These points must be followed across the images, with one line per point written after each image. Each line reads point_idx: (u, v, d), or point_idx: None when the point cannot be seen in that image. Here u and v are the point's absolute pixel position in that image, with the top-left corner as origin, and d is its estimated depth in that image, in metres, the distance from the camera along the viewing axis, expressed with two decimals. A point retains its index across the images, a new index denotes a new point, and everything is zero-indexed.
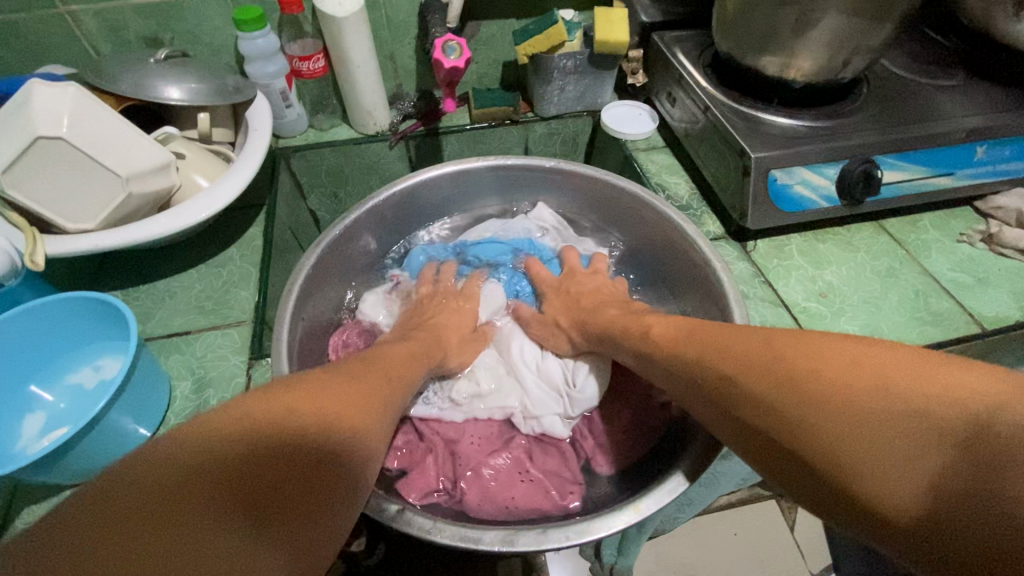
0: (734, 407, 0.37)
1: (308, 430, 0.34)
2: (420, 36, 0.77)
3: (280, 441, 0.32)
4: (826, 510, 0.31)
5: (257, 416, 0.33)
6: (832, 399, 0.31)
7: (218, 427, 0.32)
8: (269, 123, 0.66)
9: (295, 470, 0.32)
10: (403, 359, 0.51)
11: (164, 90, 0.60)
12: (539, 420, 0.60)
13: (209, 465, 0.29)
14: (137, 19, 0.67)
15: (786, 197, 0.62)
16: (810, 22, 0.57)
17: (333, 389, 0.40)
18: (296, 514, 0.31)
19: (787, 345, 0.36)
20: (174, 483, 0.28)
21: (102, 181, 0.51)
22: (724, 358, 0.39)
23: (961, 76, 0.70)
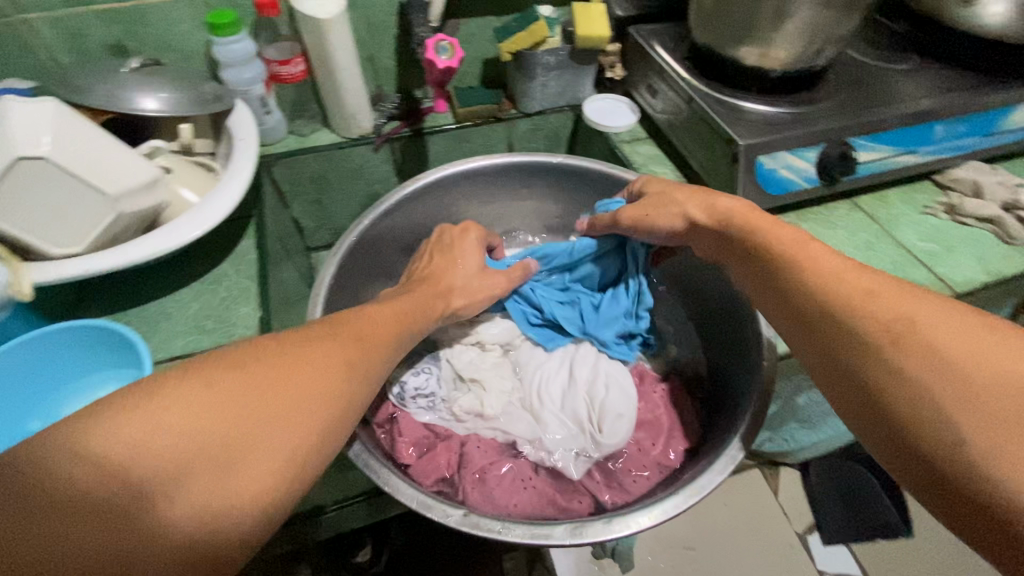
0: (856, 361, 0.37)
1: (242, 425, 0.31)
2: (400, 36, 0.76)
3: (204, 446, 0.29)
4: (922, 477, 0.33)
5: (191, 412, 0.30)
6: (995, 398, 0.31)
7: (135, 418, 0.29)
8: (254, 132, 0.64)
9: (208, 463, 0.29)
10: (394, 317, 0.46)
11: (140, 100, 0.57)
12: (549, 453, 0.55)
13: (138, 462, 0.27)
14: (98, 26, 0.63)
15: (772, 180, 0.65)
16: (786, 14, 0.60)
17: (286, 363, 0.35)
18: (209, 511, 0.29)
19: (948, 330, 0.35)
20: (66, 485, 0.26)
21: (87, 202, 0.48)
22: (882, 313, 0.37)
23: (915, 60, 0.75)
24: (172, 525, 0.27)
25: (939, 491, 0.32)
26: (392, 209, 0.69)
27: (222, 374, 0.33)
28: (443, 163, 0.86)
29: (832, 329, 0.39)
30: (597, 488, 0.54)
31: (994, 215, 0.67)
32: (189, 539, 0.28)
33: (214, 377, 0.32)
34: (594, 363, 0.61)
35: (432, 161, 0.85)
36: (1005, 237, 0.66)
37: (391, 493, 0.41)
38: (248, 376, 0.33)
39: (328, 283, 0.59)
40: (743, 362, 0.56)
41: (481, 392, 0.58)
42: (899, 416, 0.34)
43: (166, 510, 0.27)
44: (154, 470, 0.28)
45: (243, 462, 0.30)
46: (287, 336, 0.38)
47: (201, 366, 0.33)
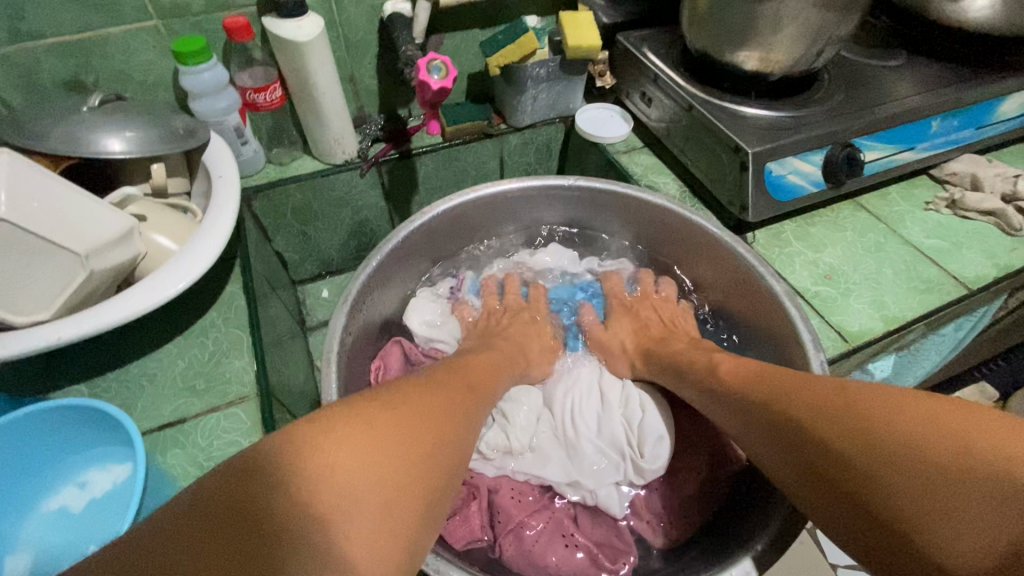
0: (762, 410, 0.44)
1: (399, 461, 0.33)
2: (381, 53, 0.72)
3: (388, 454, 0.33)
4: (821, 503, 0.38)
5: (375, 427, 0.34)
6: (864, 433, 0.36)
7: (320, 448, 0.31)
8: (234, 167, 0.59)
9: (389, 469, 0.32)
10: (479, 374, 0.48)
11: (104, 142, 0.52)
12: (592, 491, 0.51)
13: (340, 462, 0.30)
14: (52, 61, 0.58)
15: (781, 187, 0.63)
16: (786, 17, 0.58)
17: (420, 410, 0.38)
18: (376, 546, 0.29)
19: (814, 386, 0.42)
20: (267, 508, 0.27)
21: (53, 263, 0.43)
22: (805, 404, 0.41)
23: (903, 55, 0.75)
24: (347, 551, 0.28)
25: (872, 550, 0.34)
26: (402, 245, 0.64)
27: (376, 412, 0.35)
28: (432, 183, 0.82)
29: (764, 416, 0.44)
30: (645, 526, 0.52)
31: (995, 207, 0.67)
32: (363, 567, 0.28)
33: (372, 416, 0.34)
34: (624, 384, 0.57)
35: (422, 182, 0.81)
36: (1009, 229, 0.66)
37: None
38: (398, 415, 0.36)
39: (339, 337, 0.52)
40: None
41: (506, 424, 0.54)
42: (827, 481, 0.37)
43: (345, 531, 0.29)
44: (335, 498, 0.29)
45: (396, 500, 0.32)
46: (417, 386, 0.41)
47: (363, 401, 0.36)
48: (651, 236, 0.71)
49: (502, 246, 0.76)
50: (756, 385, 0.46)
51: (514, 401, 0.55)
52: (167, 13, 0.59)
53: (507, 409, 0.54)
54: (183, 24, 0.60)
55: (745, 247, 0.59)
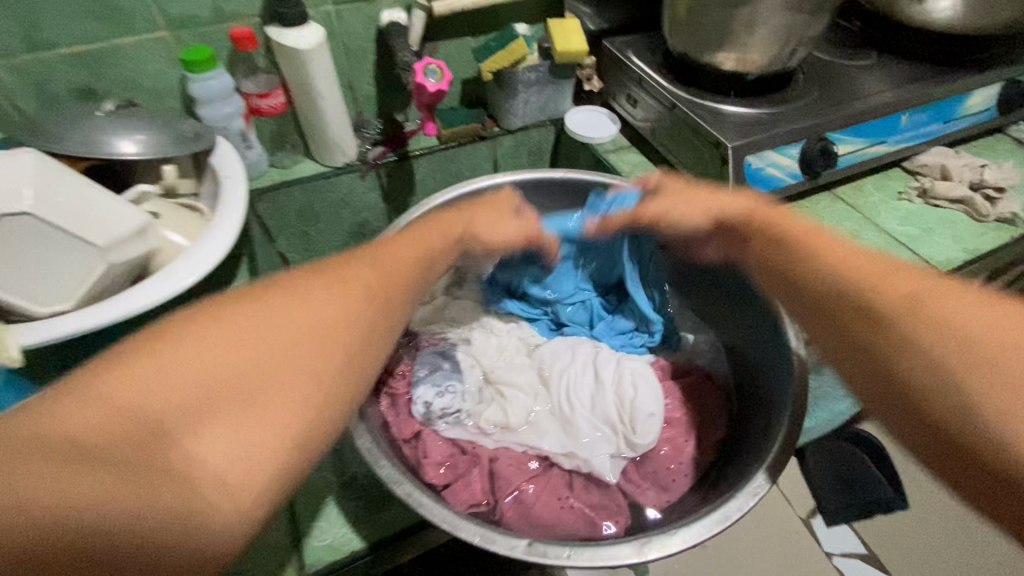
0: (830, 291, 0.38)
1: (263, 355, 0.27)
2: (379, 61, 0.75)
3: (286, 356, 0.28)
4: (881, 385, 0.33)
5: (275, 325, 0.29)
6: (975, 322, 0.31)
7: (145, 360, 0.25)
8: (239, 168, 0.62)
9: (281, 375, 0.27)
10: (409, 257, 0.40)
11: (117, 144, 0.54)
12: (586, 459, 0.54)
13: (216, 368, 0.26)
14: (66, 70, 0.61)
15: (760, 178, 0.67)
16: (759, 19, 0.62)
17: (302, 295, 0.31)
18: (249, 444, 0.25)
19: (911, 275, 0.36)
20: (80, 429, 0.23)
21: (75, 255, 0.46)
22: (892, 291, 0.35)
23: (874, 55, 0.80)
24: (200, 462, 0.24)
25: (938, 455, 0.30)
26: None
27: (231, 310, 0.29)
28: (429, 185, 0.85)
29: (835, 292, 0.38)
30: (637, 490, 0.53)
31: (964, 195, 0.71)
32: (229, 475, 0.24)
33: (229, 312, 0.29)
34: (617, 363, 0.60)
35: (419, 183, 0.84)
36: (977, 216, 0.70)
37: (451, 531, 0.38)
38: (265, 306, 0.30)
39: None
40: (759, 352, 0.57)
41: (504, 403, 0.57)
42: (897, 363, 0.32)
43: (213, 442, 0.24)
44: (175, 406, 0.24)
45: (266, 393, 0.27)
46: (305, 271, 0.34)
47: (218, 302, 0.29)
48: None
49: None
50: (821, 267, 0.40)
51: (512, 381, 0.59)
52: (176, 26, 0.62)
53: (504, 389, 0.58)
54: (191, 35, 0.64)
55: None
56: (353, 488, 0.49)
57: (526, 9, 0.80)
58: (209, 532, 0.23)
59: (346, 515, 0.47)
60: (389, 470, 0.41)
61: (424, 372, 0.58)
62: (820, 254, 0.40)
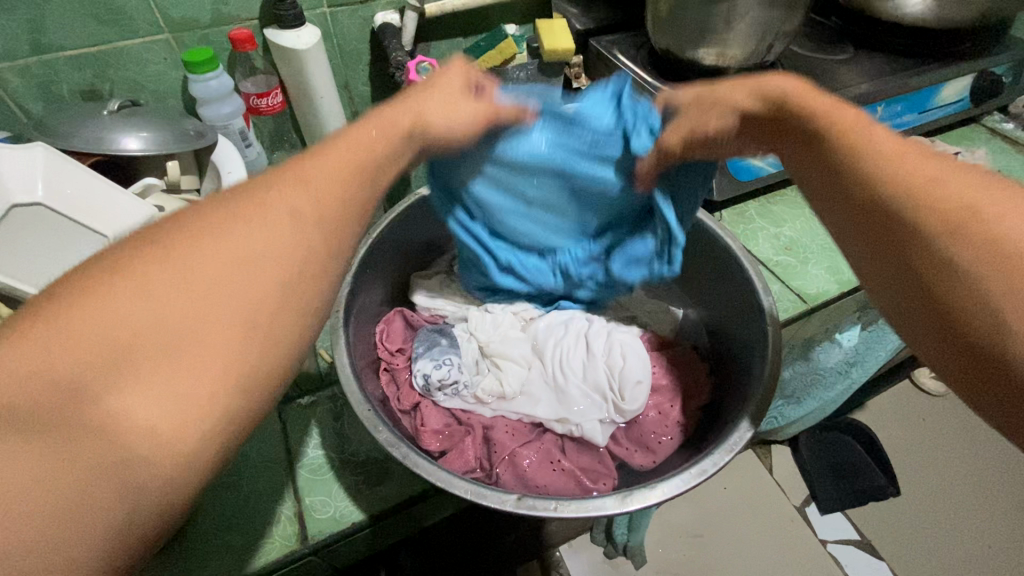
0: (869, 203, 0.36)
1: (169, 308, 0.27)
2: (374, 61, 0.78)
3: (195, 302, 0.28)
4: (922, 312, 0.34)
5: (179, 271, 0.29)
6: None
7: (51, 330, 0.26)
8: (240, 163, 0.64)
9: (192, 322, 0.28)
10: (323, 171, 0.36)
11: (122, 141, 0.57)
12: (578, 425, 0.56)
13: (122, 326, 0.27)
14: (70, 71, 0.63)
15: (743, 168, 0.69)
16: (736, 15, 0.65)
17: (200, 240, 0.30)
18: (172, 393, 0.26)
19: (974, 187, 0.33)
20: (12, 405, 0.24)
21: (86, 246, 0.48)
22: (946, 200, 0.33)
23: (851, 50, 0.83)
24: (126, 420, 0.25)
25: (972, 372, 0.32)
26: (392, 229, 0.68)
27: (131, 263, 0.29)
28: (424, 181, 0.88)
29: (877, 205, 0.36)
30: (625, 453, 0.56)
31: None
32: (158, 429, 0.26)
33: (134, 264, 0.29)
34: (608, 334, 0.62)
35: (414, 179, 0.86)
36: None
37: (445, 487, 0.40)
38: (165, 259, 0.29)
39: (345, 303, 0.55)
40: (744, 323, 0.58)
41: (499, 373, 0.59)
42: (938, 297, 0.33)
43: (135, 395, 0.26)
44: (89, 365, 0.25)
45: (180, 349, 0.27)
46: (206, 210, 0.32)
47: (122, 257, 0.29)
48: None
49: None
50: (877, 164, 0.36)
51: (508, 353, 0.60)
52: (178, 28, 0.65)
53: (499, 361, 0.60)
54: (192, 37, 0.66)
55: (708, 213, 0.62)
56: (350, 463, 0.52)
57: (515, 11, 0.83)
58: (154, 476, 0.25)
59: (345, 490, 0.50)
60: (385, 436, 0.43)
61: (422, 348, 0.61)
62: (886, 152, 0.37)
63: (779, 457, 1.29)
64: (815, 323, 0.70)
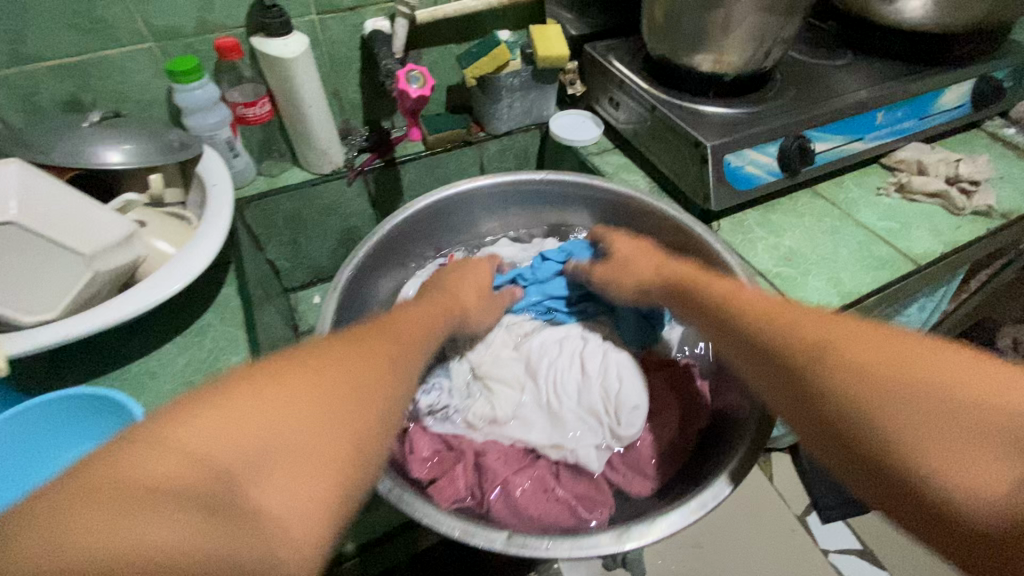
0: (765, 353, 0.39)
1: (314, 410, 0.30)
2: (364, 69, 0.77)
3: (338, 412, 0.32)
4: (838, 454, 0.34)
5: (322, 384, 0.32)
6: (900, 388, 0.32)
7: (212, 412, 0.27)
8: (226, 176, 0.62)
9: (336, 428, 0.31)
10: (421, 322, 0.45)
11: (103, 154, 0.55)
12: (572, 451, 0.54)
13: (286, 422, 0.29)
14: (52, 82, 0.62)
15: (740, 176, 0.68)
16: (735, 20, 0.64)
17: (344, 358, 0.35)
18: (309, 494, 0.28)
19: (841, 334, 0.36)
20: (167, 479, 0.24)
21: (60, 263, 0.46)
22: (807, 349, 0.37)
23: (850, 55, 0.81)
24: (271, 513, 0.26)
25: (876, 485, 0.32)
26: (384, 241, 0.68)
27: (285, 369, 0.32)
28: (417, 190, 0.86)
29: (773, 356, 0.39)
30: (622, 479, 0.55)
31: (940, 189, 0.72)
32: (290, 526, 0.27)
33: (286, 369, 0.32)
34: (603, 355, 0.60)
35: (407, 189, 0.85)
36: (953, 209, 0.72)
37: (431, 525, 0.39)
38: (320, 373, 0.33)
39: (328, 323, 0.56)
40: None
41: (490, 396, 0.58)
42: (845, 434, 0.33)
43: (282, 493, 0.27)
44: (248, 457, 0.27)
45: (320, 452, 0.29)
46: (336, 335, 0.37)
47: (274, 362, 0.32)
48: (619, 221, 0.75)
49: (485, 235, 0.80)
50: (756, 318, 0.42)
51: (500, 375, 0.59)
52: (161, 37, 0.63)
53: (491, 382, 0.59)
54: (176, 46, 0.65)
55: (702, 226, 0.63)
56: None
57: (509, 17, 0.82)
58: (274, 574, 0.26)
59: None
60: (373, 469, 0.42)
61: None
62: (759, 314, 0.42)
63: (779, 465, 1.28)
64: None
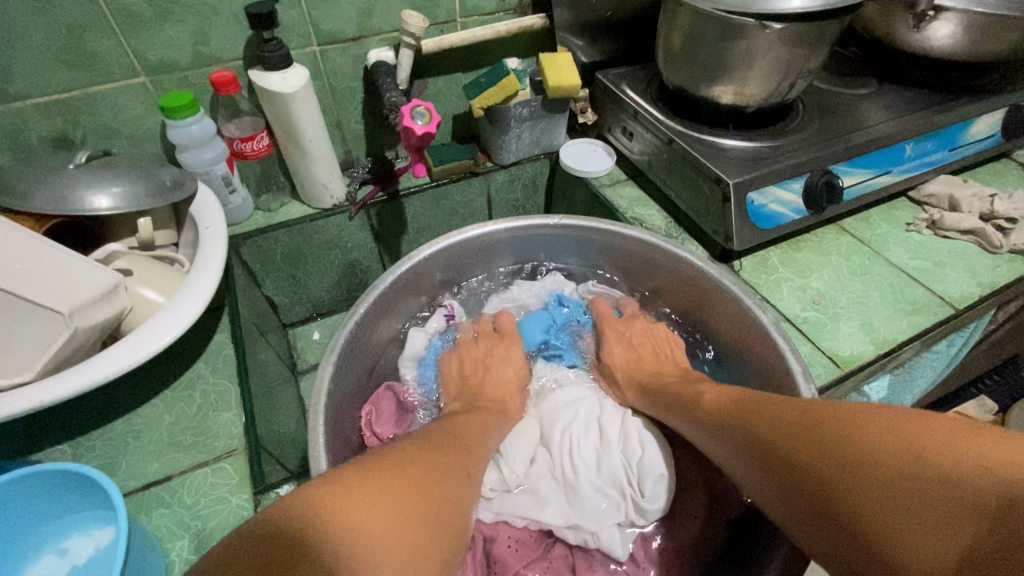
0: (741, 434, 0.46)
1: (426, 490, 0.39)
2: (367, 99, 0.74)
3: (437, 500, 0.40)
4: (816, 527, 0.38)
5: (429, 475, 0.41)
6: (843, 453, 0.37)
7: (376, 477, 0.37)
8: (221, 216, 0.59)
9: (434, 514, 0.39)
10: (471, 427, 0.52)
11: (89, 198, 0.52)
12: (593, 534, 0.50)
13: (415, 496, 0.38)
14: (39, 119, 0.59)
15: (764, 215, 0.64)
16: (758, 52, 0.60)
17: (442, 456, 0.45)
18: (409, 566, 0.34)
19: (799, 415, 0.42)
20: (351, 515, 0.33)
21: (35, 321, 0.43)
22: (769, 427, 0.44)
23: (874, 83, 0.78)
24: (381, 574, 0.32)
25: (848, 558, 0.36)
26: (392, 288, 0.64)
27: (409, 454, 0.42)
28: (421, 222, 0.83)
29: (748, 438, 0.45)
30: (644, 574, 0.51)
31: (975, 226, 0.68)
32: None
33: (411, 455, 0.42)
34: (622, 420, 0.56)
35: (411, 222, 0.82)
36: (989, 247, 0.68)
37: None
38: (401, 474, 0.39)
39: (328, 388, 0.52)
40: None
41: (500, 465, 0.54)
42: (816, 504, 0.38)
43: (391, 557, 0.33)
44: (390, 518, 0.35)
45: (423, 527, 0.37)
46: (435, 440, 0.47)
47: (403, 452, 0.43)
48: (635, 269, 0.72)
49: (493, 281, 0.76)
50: (725, 406, 0.49)
51: (514, 446, 0.55)
52: (154, 70, 0.61)
53: (502, 448, 0.55)
54: (171, 79, 0.62)
55: (729, 277, 0.60)
56: None
57: (518, 44, 0.79)
58: None
59: None
60: None
61: None
62: (737, 399, 0.49)
63: None
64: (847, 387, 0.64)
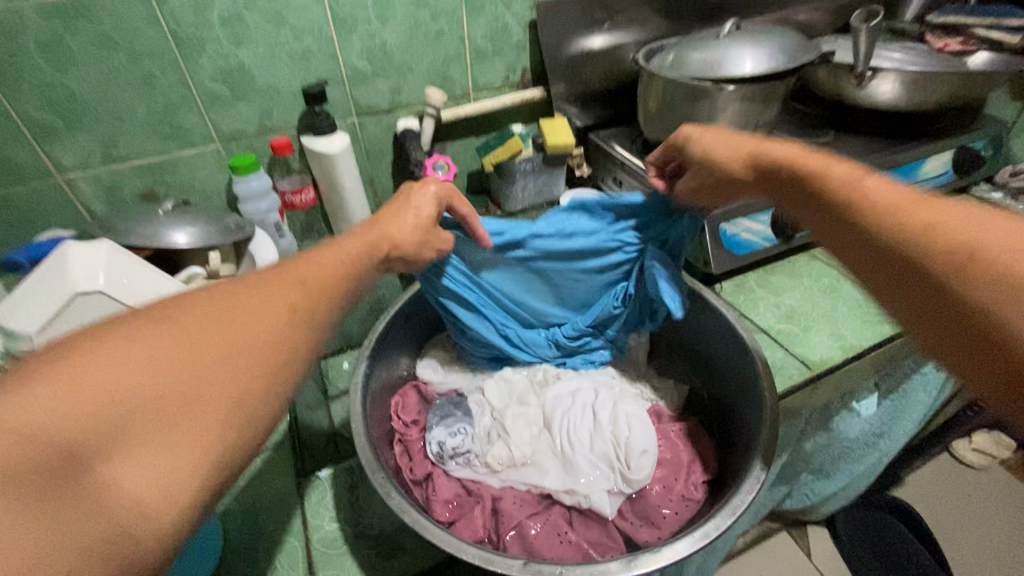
0: (904, 249, 0.39)
1: (133, 392, 0.27)
2: (396, 160, 0.88)
3: (151, 399, 0.28)
4: (964, 354, 0.35)
5: (133, 369, 0.28)
6: None
7: (38, 386, 0.26)
8: (274, 252, 0.71)
9: (176, 399, 0.29)
10: (291, 290, 0.37)
11: (171, 236, 0.64)
12: (586, 496, 0.57)
13: (99, 404, 0.26)
14: (133, 177, 0.73)
15: (738, 243, 0.73)
16: (719, 107, 0.72)
17: (184, 341, 0.31)
18: (164, 462, 0.27)
19: (992, 239, 0.36)
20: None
21: None
22: (939, 245, 0.37)
23: (832, 133, 0.90)
24: (125, 484, 0.25)
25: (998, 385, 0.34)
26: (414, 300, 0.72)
27: (93, 357, 0.28)
28: None
29: (908, 255, 0.39)
30: (631, 527, 0.56)
31: None
32: (151, 500, 0.26)
33: (101, 353, 0.28)
34: (614, 405, 0.63)
35: None
36: None
37: (454, 553, 0.42)
38: (137, 345, 0.29)
39: (362, 372, 0.58)
40: (745, 391, 0.60)
41: (507, 439, 0.61)
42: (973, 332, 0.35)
43: (126, 455, 0.26)
44: (83, 429, 0.25)
45: (160, 427, 0.27)
46: (165, 326, 0.31)
47: (95, 341, 0.29)
48: None
49: None
50: (882, 212, 0.41)
51: (519, 424, 0.62)
52: (227, 138, 0.75)
53: (508, 425, 0.62)
54: (239, 145, 0.76)
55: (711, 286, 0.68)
56: (367, 536, 0.56)
57: (522, 112, 0.93)
58: (127, 524, 0.25)
59: (359, 563, 0.53)
60: (400, 501, 0.46)
61: (437, 418, 0.64)
62: (890, 205, 0.41)
63: (817, 539, 1.24)
64: (826, 392, 0.71)
